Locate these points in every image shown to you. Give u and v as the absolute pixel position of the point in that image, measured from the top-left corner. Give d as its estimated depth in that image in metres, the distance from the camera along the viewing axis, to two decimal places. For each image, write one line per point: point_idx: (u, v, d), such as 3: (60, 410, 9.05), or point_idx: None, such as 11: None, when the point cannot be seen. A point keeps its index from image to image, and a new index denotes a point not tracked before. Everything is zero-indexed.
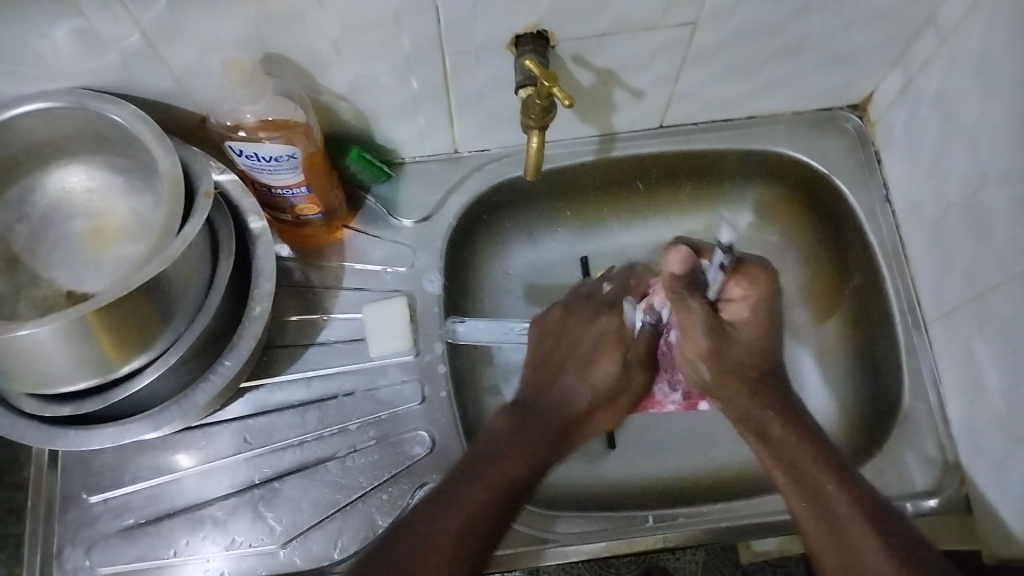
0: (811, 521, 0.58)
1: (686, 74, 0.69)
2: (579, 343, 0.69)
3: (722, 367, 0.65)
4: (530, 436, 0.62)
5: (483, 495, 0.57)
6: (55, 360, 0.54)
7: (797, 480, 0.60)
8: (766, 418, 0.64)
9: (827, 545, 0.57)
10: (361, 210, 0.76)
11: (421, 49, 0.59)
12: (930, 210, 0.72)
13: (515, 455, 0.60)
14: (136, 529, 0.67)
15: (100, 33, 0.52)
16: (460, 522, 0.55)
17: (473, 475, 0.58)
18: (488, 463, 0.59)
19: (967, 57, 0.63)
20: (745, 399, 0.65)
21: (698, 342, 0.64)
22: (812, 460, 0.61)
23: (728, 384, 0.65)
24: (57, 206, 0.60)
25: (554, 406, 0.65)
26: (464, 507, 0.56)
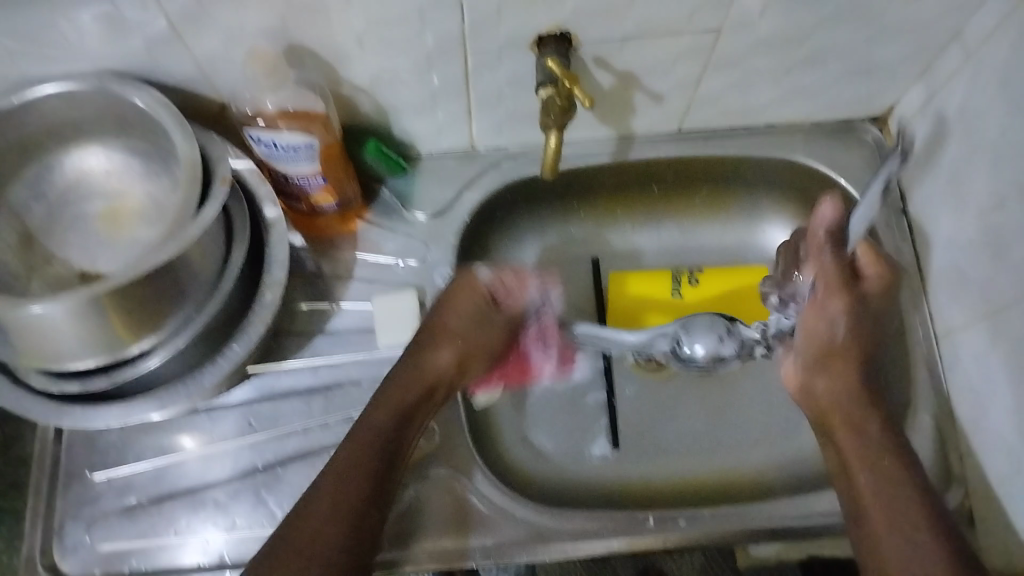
0: (899, 532, 0.56)
1: (707, 81, 0.69)
2: (449, 300, 0.71)
3: (839, 371, 0.66)
4: (382, 403, 0.63)
5: (359, 459, 0.59)
6: (64, 337, 0.55)
7: (884, 485, 0.58)
8: (868, 428, 0.62)
9: (896, 550, 0.55)
10: (376, 202, 0.77)
11: (443, 46, 0.59)
12: (946, 228, 0.71)
13: (379, 414, 0.63)
14: (138, 509, 0.68)
15: (125, 19, 0.52)
16: (330, 506, 0.56)
17: (346, 443, 0.61)
18: (358, 424, 0.62)
19: (992, 76, 0.63)
20: (847, 399, 0.64)
21: (822, 316, 0.67)
22: (908, 473, 0.59)
23: (838, 374, 0.65)
24: (74, 186, 0.60)
25: (426, 369, 0.67)
26: (343, 467, 0.59)
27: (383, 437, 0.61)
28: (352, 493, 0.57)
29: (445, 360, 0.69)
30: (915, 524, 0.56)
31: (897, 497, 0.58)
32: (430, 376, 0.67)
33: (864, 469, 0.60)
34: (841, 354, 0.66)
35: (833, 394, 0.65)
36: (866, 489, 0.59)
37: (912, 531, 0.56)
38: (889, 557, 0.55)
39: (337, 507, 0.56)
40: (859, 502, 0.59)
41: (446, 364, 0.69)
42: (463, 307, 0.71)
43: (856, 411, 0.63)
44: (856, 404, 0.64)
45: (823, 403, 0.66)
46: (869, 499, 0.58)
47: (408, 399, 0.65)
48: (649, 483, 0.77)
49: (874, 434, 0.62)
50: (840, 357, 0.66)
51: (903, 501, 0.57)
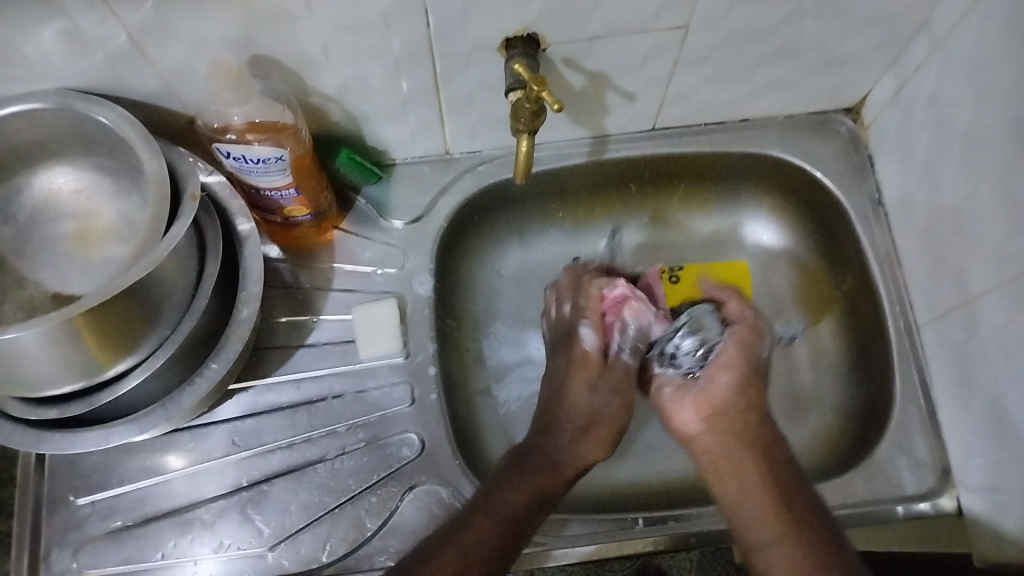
0: (758, 525, 0.59)
1: (679, 77, 0.68)
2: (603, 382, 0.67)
3: (698, 406, 0.66)
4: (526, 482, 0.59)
5: (490, 523, 0.56)
6: (38, 363, 0.54)
7: (751, 488, 0.60)
8: (752, 427, 0.64)
9: (766, 542, 0.58)
10: (352, 211, 0.76)
11: (410, 52, 0.59)
12: (923, 214, 0.71)
13: (511, 487, 0.58)
14: (123, 532, 0.67)
15: (85, 34, 0.51)
16: (473, 536, 0.55)
17: (475, 509, 0.57)
18: (498, 498, 0.57)
19: (961, 62, 0.63)
20: (737, 436, 0.63)
21: (730, 374, 0.65)
22: (778, 470, 0.61)
23: (726, 421, 0.64)
24: (44, 208, 0.59)
25: (543, 452, 0.61)
26: (474, 527, 0.56)
27: (512, 516, 0.57)
28: (496, 545, 0.55)
29: (567, 448, 0.62)
30: (792, 514, 0.58)
31: (788, 492, 0.60)
32: (561, 466, 0.61)
33: (768, 499, 0.59)
34: (731, 403, 0.65)
35: (709, 403, 0.65)
36: (744, 503, 0.60)
37: (794, 532, 0.57)
38: (771, 554, 0.57)
39: (465, 565, 0.54)
40: (734, 506, 0.61)
41: (570, 449, 0.62)
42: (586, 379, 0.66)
43: (740, 414, 0.64)
44: (748, 437, 0.63)
45: (683, 429, 0.66)
46: (737, 501, 0.60)
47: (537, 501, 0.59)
48: (639, 485, 0.77)
49: (754, 438, 0.63)
50: (738, 382, 0.65)
51: (797, 507, 0.59)
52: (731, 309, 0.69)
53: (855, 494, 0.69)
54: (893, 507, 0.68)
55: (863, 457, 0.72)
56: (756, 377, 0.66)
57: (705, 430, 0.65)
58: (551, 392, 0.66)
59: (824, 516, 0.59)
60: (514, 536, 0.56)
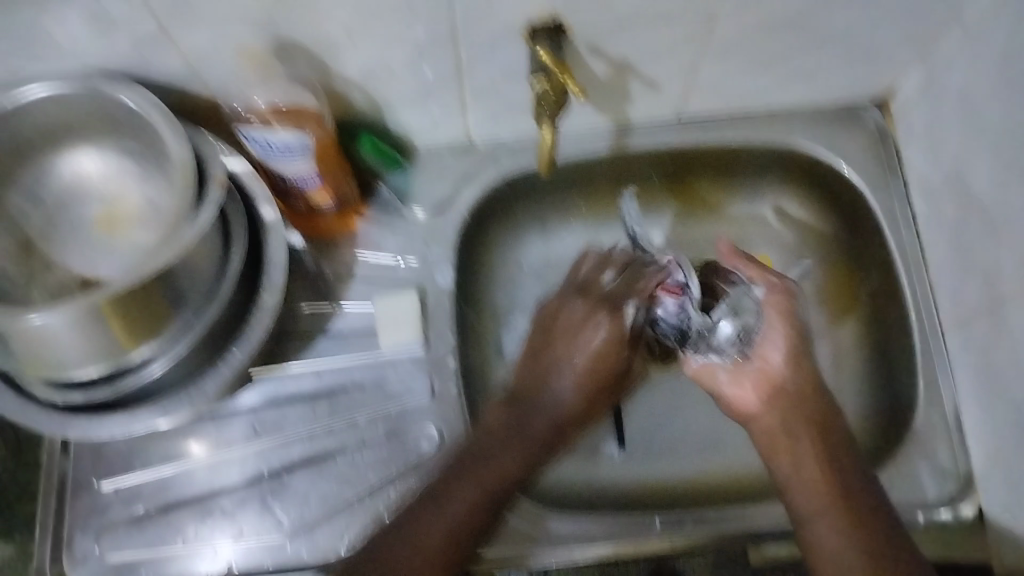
0: (808, 496, 0.59)
1: (703, 67, 0.68)
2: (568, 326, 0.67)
3: (758, 384, 0.64)
4: (522, 437, 0.64)
5: (477, 495, 0.61)
6: (65, 347, 0.54)
7: (808, 468, 0.60)
8: (813, 408, 0.63)
9: (818, 525, 0.58)
10: (374, 199, 0.76)
11: (434, 38, 0.59)
12: (950, 208, 0.70)
13: (506, 457, 0.63)
14: (145, 519, 0.67)
15: (113, 16, 0.52)
16: (466, 506, 0.61)
17: (457, 478, 0.62)
18: (474, 455, 0.63)
19: (990, 52, 0.62)
20: (804, 420, 0.62)
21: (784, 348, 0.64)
22: (834, 454, 0.61)
23: (799, 411, 0.63)
24: (71, 192, 0.60)
25: (534, 409, 0.65)
26: (464, 498, 0.61)
27: (512, 481, 0.62)
28: (481, 508, 0.61)
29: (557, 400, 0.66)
30: (850, 500, 0.59)
31: (850, 495, 0.59)
32: (540, 423, 0.65)
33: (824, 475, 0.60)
34: (795, 387, 0.63)
35: (770, 382, 0.64)
36: (797, 480, 0.60)
37: (850, 519, 0.58)
38: (825, 540, 0.58)
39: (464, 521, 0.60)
40: (793, 481, 0.60)
41: (563, 398, 0.66)
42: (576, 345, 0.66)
43: (805, 393, 0.63)
44: (807, 413, 0.63)
45: (737, 406, 0.65)
46: (794, 475, 0.60)
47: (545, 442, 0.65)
48: (658, 486, 0.76)
49: (814, 415, 0.63)
50: (794, 358, 0.64)
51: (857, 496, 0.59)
52: (757, 279, 0.66)
53: None
54: (915, 515, 0.67)
55: (887, 455, 0.71)
56: (807, 353, 0.65)
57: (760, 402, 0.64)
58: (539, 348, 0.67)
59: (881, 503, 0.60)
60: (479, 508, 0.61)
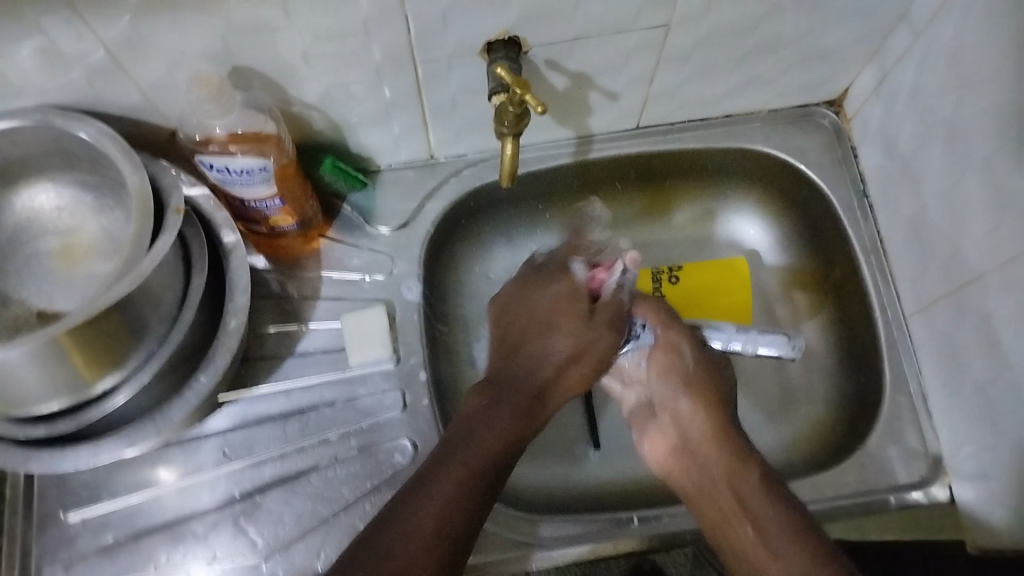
0: (731, 544, 0.58)
1: (662, 75, 0.68)
2: (536, 311, 0.67)
3: (664, 446, 0.68)
4: (497, 412, 0.60)
5: (463, 477, 0.55)
6: (25, 383, 0.53)
7: (719, 507, 0.60)
8: (719, 450, 0.63)
9: (739, 556, 0.57)
10: (338, 218, 0.76)
11: (392, 58, 0.59)
12: (907, 206, 0.71)
13: (485, 439, 0.57)
14: (116, 547, 0.66)
15: (62, 50, 0.51)
16: (453, 491, 0.54)
17: (447, 465, 0.55)
18: (456, 447, 0.57)
19: (941, 53, 0.63)
20: (709, 468, 0.62)
21: (670, 398, 0.69)
22: (739, 480, 0.60)
23: (703, 458, 0.63)
24: (25, 224, 0.59)
25: (521, 381, 0.63)
26: (451, 482, 0.54)
27: (492, 457, 0.57)
28: (468, 494, 0.54)
29: (539, 373, 0.63)
30: (759, 524, 0.56)
31: (759, 518, 0.57)
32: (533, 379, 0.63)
33: (732, 517, 0.59)
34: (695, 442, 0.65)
35: (671, 438, 0.68)
36: (712, 522, 0.60)
37: (763, 547, 0.55)
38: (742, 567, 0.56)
39: (456, 500, 0.53)
40: (714, 528, 0.60)
41: (547, 371, 0.63)
42: (554, 326, 0.65)
43: (708, 439, 0.64)
44: (710, 456, 0.63)
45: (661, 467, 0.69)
46: (711, 524, 0.60)
47: (527, 410, 0.61)
48: (630, 483, 0.77)
49: (719, 460, 0.62)
50: (687, 411, 0.67)
51: (767, 515, 0.56)
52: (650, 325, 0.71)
53: (845, 485, 0.70)
54: (886, 497, 0.69)
55: (854, 448, 0.72)
56: (696, 383, 0.68)
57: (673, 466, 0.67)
58: (507, 333, 0.67)
59: (806, 515, 0.56)
60: (471, 487, 0.54)
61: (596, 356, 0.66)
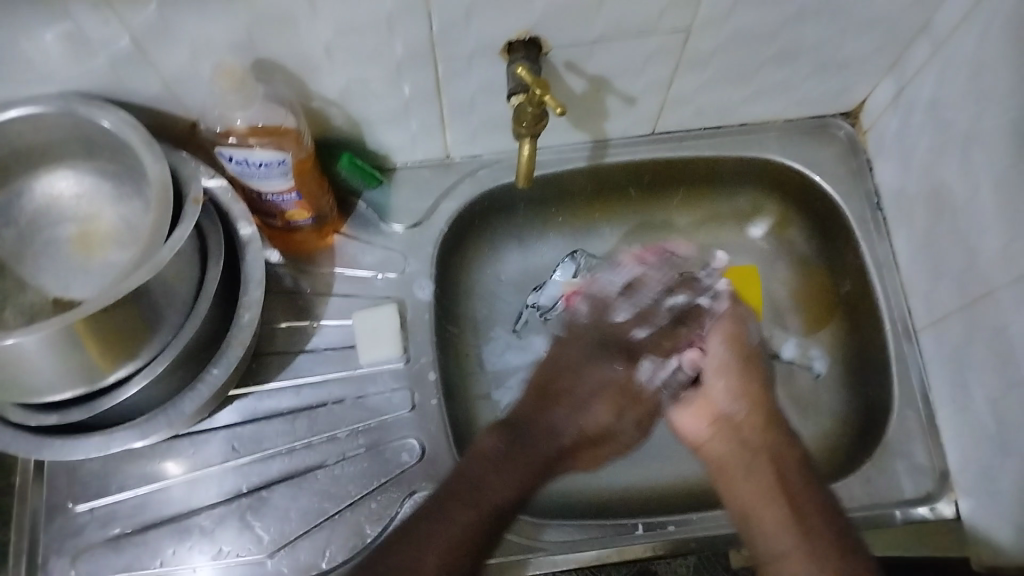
0: (771, 532, 0.55)
1: (679, 81, 0.69)
2: (581, 378, 0.61)
3: (700, 413, 0.64)
4: (517, 461, 0.56)
5: (473, 519, 0.53)
6: (41, 369, 0.53)
7: (757, 492, 0.57)
8: (773, 438, 0.61)
9: (776, 550, 0.55)
10: (351, 214, 0.76)
11: (413, 56, 0.59)
12: (921, 217, 0.72)
13: (504, 479, 0.55)
14: (122, 539, 0.66)
15: (90, 38, 0.51)
16: (464, 528, 0.53)
17: (465, 494, 0.54)
18: (470, 487, 0.54)
19: (959, 66, 0.64)
20: (754, 452, 0.60)
21: (720, 378, 0.65)
22: (787, 476, 0.58)
23: (746, 439, 0.61)
24: (44, 212, 0.59)
25: (546, 441, 0.58)
26: (463, 520, 0.53)
27: (496, 507, 0.54)
28: (474, 539, 0.53)
29: (565, 438, 0.59)
30: (808, 535, 0.54)
31: (805, 516, 0.55)
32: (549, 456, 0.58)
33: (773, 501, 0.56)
34: (744, 418, 0.62)
35: (711, 409, 0.64)
36: (747, 506, 0.57)
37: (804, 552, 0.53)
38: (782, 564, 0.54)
39: (468, 527, 0.53)
40: (748, 510, 0.57)
41: (568, 444, 0.59)
42: (599, 415, 0.61)
43: (759, 421, 0.62)
44: (757, 440, 0.61)
45: (687, 434, 0.65)
46: (744, 501, 0.58)
47: (536, 477, 0.57)
48: (636, 489, 0.77)
49: (774, 446, 0.60)
50: (735, 384, 0.64)
51: (815, 528, 0.55)
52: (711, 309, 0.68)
53: (854, 498, 0.69)
54: (892, 511, 0.68)
55: (862, 460, 0.72)
56: (756, 379, 0.64)
57: (711, 433, 0.63)
58: (547, 386, 0.62)
59: (852, 535, 0.55)
60: (484, 518, 0.53)
61: (604, 432, 0.62)
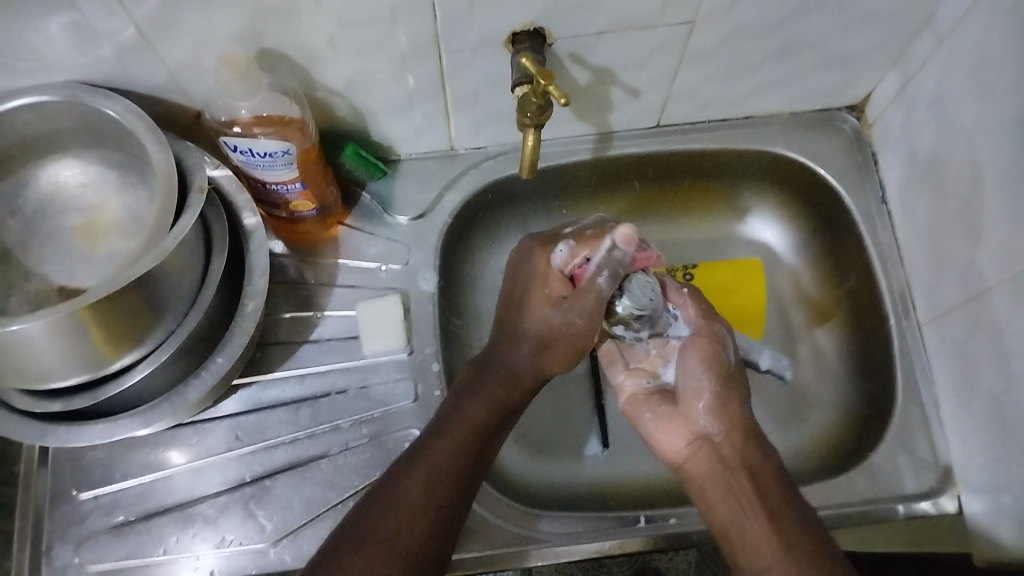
0: (750, 544, 0.55)
1: (683, 74, 0.69)
2: (524, 284, 0.66)
3: (680, 431, 0.63)
4: (487, 389, 0.63)
5: (455, 445, 0.59)
6: (45, 357, 0.54)
7: (738, 510, 0.57)
8: (754, 457, 0.59)
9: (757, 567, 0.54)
10: (356, 207, 0.76)
11: (417, 47, 0.59)
12: (925, 212, 0.71)
13: (477, 404, 0.62)
14: (126, 527, 0.67)
15: (94, 27, 0.52)
16: (448, 452, 0.58)
17: (444, 428, 0.60)
18: (452, 419, 0.61)
19: (964, 60, 0.63)
20: (729, 467, 0.59)
21: (700, 398, 0.62)
22: (762, 481, 0.58)
23: (720, 453, 0.60)
24: (50, 200, 0.59)
25: (504, 365, 0.64)
26: (447, 446, 0.59)
27: (478, 427, 0.60)
28: (464, 458, 0.58)
29: (520, 360, 0.64)
30: (789, 551, 0.53)
31: (762, 484, 0.58)
32: (519, 375, 0.64)
33: (748, 508, 0.57)
34: (722, 440, 0.60)
35: (692, 427, 0.62)
36: (730, 527, 0.57)
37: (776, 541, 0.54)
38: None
39: (456, 453, 0.58)
40: (727, 527, 0.57)
41: (526, 359, 0.64)
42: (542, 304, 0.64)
43: (740, 442, 0.60)
44: (733, 454, 0.59)
45: (671, 459, 0.63)
46: (723, 517, 0.58)
47: (508, 395, 0.63)
48: (637, 482, 0.77)
49: (755, 467, 0.59)
50: (713, 404, 0.61)
51: (793, 536, 0.54)
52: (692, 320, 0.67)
53: (855, 492, 0.69)
54: (894, 506, 0.68)
55: (865, 455, 0.72)
56: (733, 397, 0.62)
57: (690, 457, 0.61)
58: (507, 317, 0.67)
59: (828, 545, 0.54)
60: (466, 452, 0.59)
61: (573, 337, 0.63)
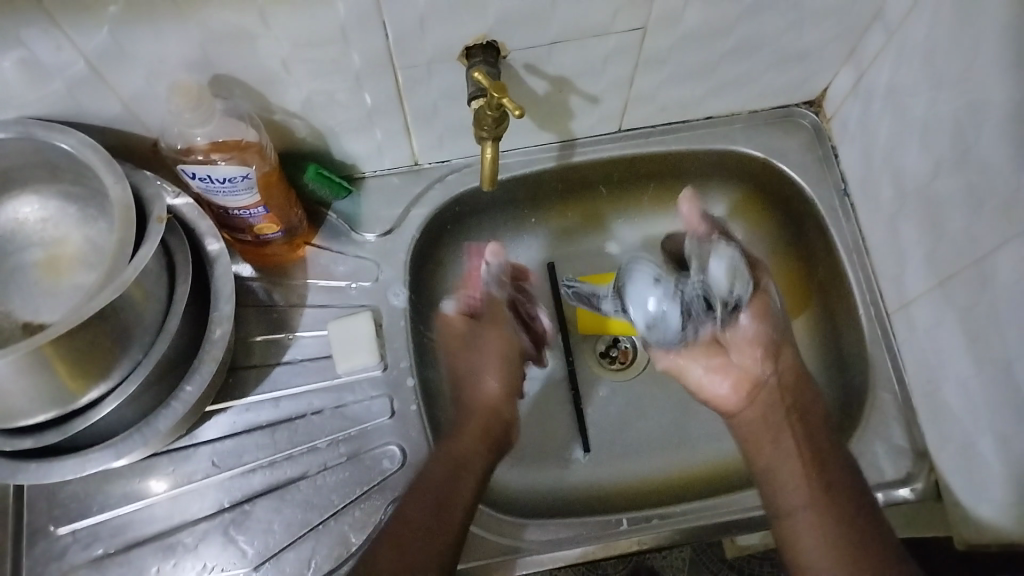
0: (794, 495, 0.62)
1: (641, 78, 0.69)
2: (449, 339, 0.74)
3: (736, 380, 0.69)
4: (449, 455, 0.65)
5: (421, 519, 0.61)
6: (12, 395, 0.53)
7: (788, 458, 0.64)
8: (812, 417, 0.66)
9: (796, 507, 0.61)
10: (322, 226, 0.76)
11: (371, 65, 0.59)
12: (887, 203, 0.72)
13: (440, 469, 0.64)
14: (106, 559, 0.66)
15: (43, 62, 0.51)
16: (414, 525, 0.60)
17: (413, 494, 0.63)
18: (424, 485, 0.63)
19: (915, 52, 0.64)
20: (780, 422, 0.66)
21: (755, 350, 0.68)
22: (811, 443, 0.65)
23: (771, 409, 0.67)
24: (10, 237, 0.59)
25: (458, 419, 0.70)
26: (410, 520, 0.61)
27: (439, 489, 0.63)
28: (429, 530, 0.60)
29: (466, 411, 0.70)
30: (829, 490, 0.61)
31: (824, 468, 0.63)
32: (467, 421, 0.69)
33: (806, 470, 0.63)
34: (775, 384, 0.68)
35: (748, 379, 0.68)
36: (777, 473, 0.64)
37: (827, 513, 0.60)
38: (800, 518, 0.61)
39: (415, 524, 0.60)
40: (777, 488, 0.63)
41: (472, 403, 0.70)
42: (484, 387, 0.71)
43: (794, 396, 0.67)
44: (784, 403, 0.67)
45: (724, 406, 0.69)
46: (772, 472, 0.64)
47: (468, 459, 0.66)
48: (617, 485, 0.77)
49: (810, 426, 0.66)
50: (767, 351, 0.68)
51: (836, 490, 0.61)
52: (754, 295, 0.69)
53: None
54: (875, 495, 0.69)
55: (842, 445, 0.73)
56: (781, 347, 0.68)
57: (743, 403, 0.68)
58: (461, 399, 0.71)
59: (879, 523, 0.60)
60: (427, 527, 0.60)
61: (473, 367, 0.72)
